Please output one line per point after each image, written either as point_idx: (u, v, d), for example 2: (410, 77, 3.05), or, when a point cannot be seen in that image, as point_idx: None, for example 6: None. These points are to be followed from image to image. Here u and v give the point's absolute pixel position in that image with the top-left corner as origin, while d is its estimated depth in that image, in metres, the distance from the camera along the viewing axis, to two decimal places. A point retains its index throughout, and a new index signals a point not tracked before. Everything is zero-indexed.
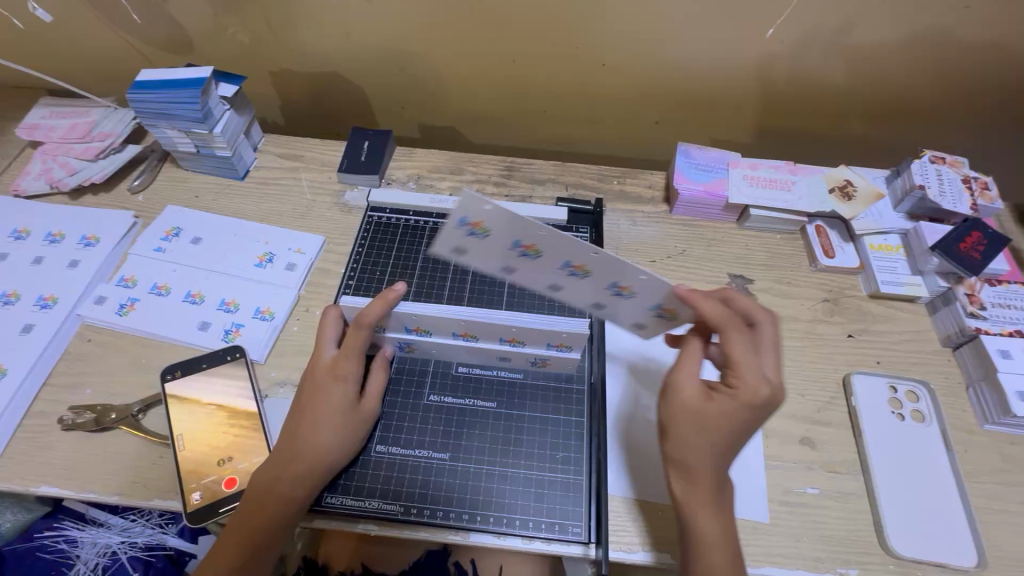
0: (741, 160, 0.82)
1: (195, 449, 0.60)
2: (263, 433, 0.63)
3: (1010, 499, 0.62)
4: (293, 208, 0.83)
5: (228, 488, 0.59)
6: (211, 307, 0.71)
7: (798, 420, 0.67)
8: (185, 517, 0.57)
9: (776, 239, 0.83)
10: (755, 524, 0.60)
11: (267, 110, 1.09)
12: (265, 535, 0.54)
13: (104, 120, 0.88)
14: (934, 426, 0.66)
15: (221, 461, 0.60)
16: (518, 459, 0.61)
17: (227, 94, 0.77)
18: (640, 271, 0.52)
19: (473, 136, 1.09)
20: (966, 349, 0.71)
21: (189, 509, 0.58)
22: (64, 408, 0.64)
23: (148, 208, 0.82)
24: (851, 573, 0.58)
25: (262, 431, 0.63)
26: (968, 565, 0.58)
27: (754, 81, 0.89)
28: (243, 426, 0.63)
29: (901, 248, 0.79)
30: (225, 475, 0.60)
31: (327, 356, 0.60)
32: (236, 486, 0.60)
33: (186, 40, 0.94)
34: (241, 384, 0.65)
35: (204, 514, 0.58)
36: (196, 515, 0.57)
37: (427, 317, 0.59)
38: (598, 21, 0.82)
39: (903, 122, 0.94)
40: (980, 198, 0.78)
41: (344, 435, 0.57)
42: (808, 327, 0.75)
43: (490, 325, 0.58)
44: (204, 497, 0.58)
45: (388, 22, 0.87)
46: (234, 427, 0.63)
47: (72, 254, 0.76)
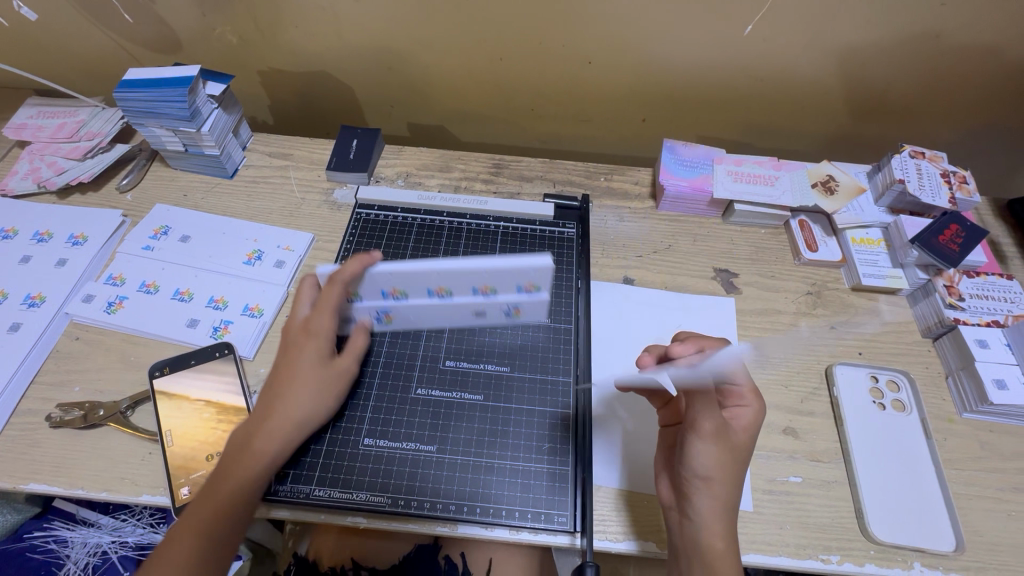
0: (726, 157, 0.83)
1: (184, 445, 0.61)
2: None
3: (988, 484, 0.64)
4: (282, 206, 0.83)
5: None
6: (200, 305, 0.72)
7: (782, 410, 0.68)
8: (173, 512, 0.58)
9: (760, 233, 0.84)
10: (739, 513, 0.61)
11: (256, 110, 1.09)
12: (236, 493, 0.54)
13: (92, 119, 0.88)
14: (914, 415, 0.67)
15: (210, 456, 0.61)
16: (504, 450, 0.62)
17: (214, 93, 0.77)
18: None
19: (462, 135, 1.10)
20: (946, 339, 0.72)
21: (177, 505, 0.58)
22: (53, 406, 0.64)
23: (136, 207, 0.82)
24: (834, 559, 0.59)
25: None
26: (947, 550, 0.59)
27: (739, 79, 0.90)
28: (231, 421, 0.63)
29: (882, 242, 0.80)
30: None
31: (302, 317, 0.63)
32: None
33: (174, 40, 0.95)
34: (230, 380, 0.65)
35: None
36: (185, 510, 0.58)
37: (402, 271, 0.62)
38: (584, 20, 0.83)
39: (885, 118, 0.95)
40: (959, 192, 0.79)
41: (315, 391, 0.59)
42: (792, 319, 0.76)
43: (460, 273, 0.60)
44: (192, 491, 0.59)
45: (376, 20, 0.87)
46: (223, 422, 0.63)
47: (60, 253, 0.76)
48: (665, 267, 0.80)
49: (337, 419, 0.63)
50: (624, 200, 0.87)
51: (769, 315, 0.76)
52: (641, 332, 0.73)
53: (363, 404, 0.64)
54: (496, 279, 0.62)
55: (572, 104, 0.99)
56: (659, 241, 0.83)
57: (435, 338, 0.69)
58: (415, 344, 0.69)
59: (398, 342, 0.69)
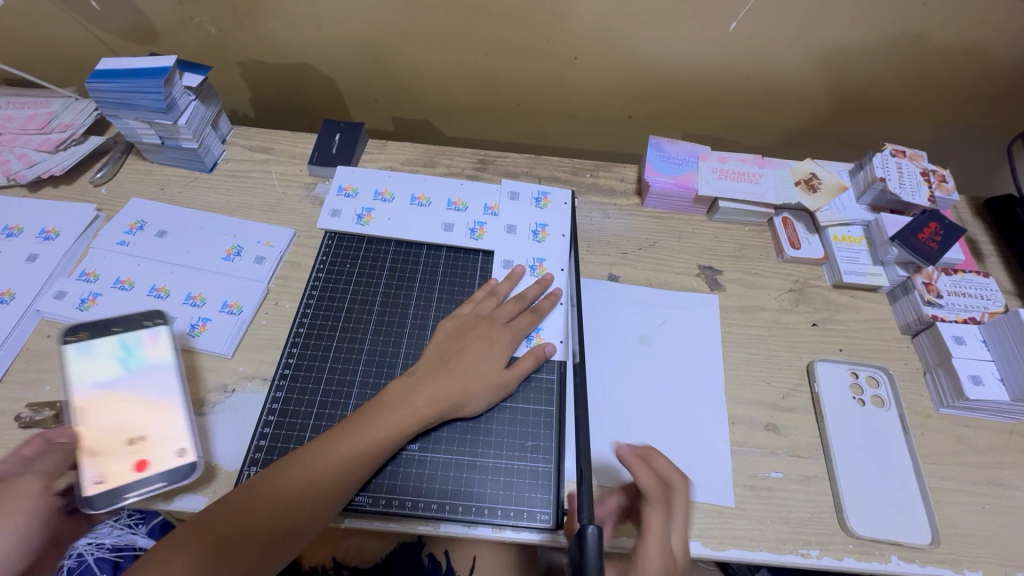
0: (711, 154, 0.84)
1: (99, 425, 0.57)
2: (178, 407, 0.59)
3: (963, 478, 0.65)
4: (263, 200, 0.82)
5: (138, 469, 0.55)
6: (177, 302, 0.70)
7: (764, 406, 0.69)
8: (79, 502, 0.53)
9: (744, 230, 0.85)
10: (721, 509, 0.61)
11: (236, 102, 1.07)
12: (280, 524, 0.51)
13: (65, 110, 0.86)
14: (893, 411, 0.68)
15: (131, 441, 0.57)
16: (487, 448, 0.61)
17: (191, 84, 0.76)
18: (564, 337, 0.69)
19: (447, 129, 1.08)
20: (924, 336, 0.73)
21: (89, 496, 0.54)
22: (23, 405, 0.62)
23: (111, 201, 0.80)
24: (813, 553, 0.59)
25: (179, 407, 0.59)
26: (923, 543, 0.60)
27: (724, 76, 0.90)
28: (158, 403, 0.59)
29: (864, 239, 0.81)
30: (133, 457, 0.56)
31: (492, 324, 0.66)
32: (149, 468, 0.56)
33: (150, 29, 0.92)
34: (160, 360, 0.61)
35: (111, 496, 0.54)
36: (100, 497, 0.54)
37: (399, 179, 0.81)
38: (569, 14, 0.83)
39: (867, 118, 0.96)
40: (938, 190, 0.80)
41: (484, 397, 0.61)
42: (775, 316, 0.76)
43: (444, 182, 0.81)
44: (104, 480, 0.55)
45: (359, 13, 0.86)
46: (148, 404, 0.59)
47: (31, 248, 0.74)
48: (649, 263, 0.80)
49: (319, 416, 0.63)
50: (610, 197, 0.87)
51: (752, 311, 0.77)
52: (624, 327, 0.73)
53: (345, 398, 0.64)
54: (468, 196, 0.80)
55: (559, 101, 0.99)
56: (644, 238, 0.83)
57: (418, 335, 0.69)
58: (397, 341, 0.68)
59: (381, 336, 0.69)
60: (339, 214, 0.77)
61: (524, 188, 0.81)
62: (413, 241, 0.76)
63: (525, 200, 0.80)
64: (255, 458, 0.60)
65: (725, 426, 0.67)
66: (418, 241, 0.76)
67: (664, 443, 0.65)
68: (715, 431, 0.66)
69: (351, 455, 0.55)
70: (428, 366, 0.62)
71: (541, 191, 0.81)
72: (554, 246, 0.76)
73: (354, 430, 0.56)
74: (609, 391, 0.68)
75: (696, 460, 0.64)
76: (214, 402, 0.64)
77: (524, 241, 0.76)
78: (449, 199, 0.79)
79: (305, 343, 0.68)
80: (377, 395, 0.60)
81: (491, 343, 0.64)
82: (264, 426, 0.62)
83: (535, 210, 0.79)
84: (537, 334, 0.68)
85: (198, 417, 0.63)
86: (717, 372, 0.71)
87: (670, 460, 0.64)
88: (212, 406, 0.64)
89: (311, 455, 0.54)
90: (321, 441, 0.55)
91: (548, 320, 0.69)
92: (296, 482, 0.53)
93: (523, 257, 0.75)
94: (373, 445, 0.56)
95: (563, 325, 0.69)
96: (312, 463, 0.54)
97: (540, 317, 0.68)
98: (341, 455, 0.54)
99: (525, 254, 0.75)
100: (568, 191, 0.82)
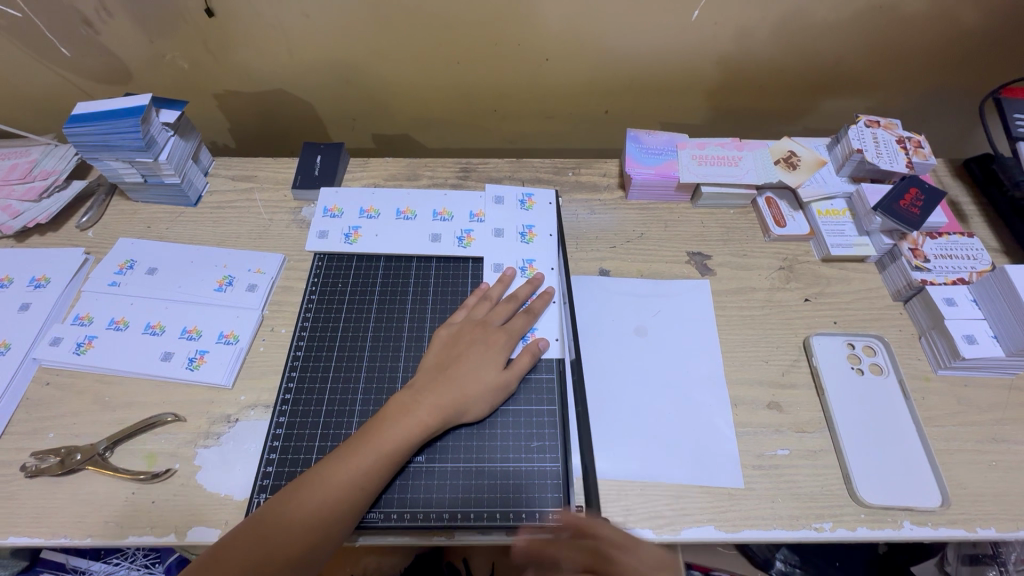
0: (689, 141, 0.85)
1: None
2: None
3: (967, 438, 0.65)
4: (251, 229, 0.82)
5: None
6: (174, 337, 0.70)
7: (764, 386, 0.69)
8: None
9: (729, 213, 0.86)
10: (731, 491, 0.61)
11: (216, 134, 1.08)
12: (297, 547, 0.51)
13: (45, 158, 0.86)
14: (892, 377, 0.69)
15: None
16: (494, 453, 0.61)
17: (169, 120, 0.76)
18: (560, 334, 0.69)
19: (427, 140, 1.09)
20: (916, 301, 0.74)
21: None
22: (27, 455, 0.62)
23: (99, 243, 0.81)
24: (826, 526, 0.59)
25: None
26: (934, 505, 0.60)
27: (694, 64, 0.91)
28: None
29: (847, 211, 0.82)
30: None
31: (486, 327, 0.66)
32: None
33: (123, 70, 0.93)
34: None
35: None
36: None
37: (383, 194, 0.81)
38: (536, 17, 0.84)
39: (840, 91, 0.97)
40: (916, 156, 0.81)
41: (485, 400, 0.62)
42: (767, 295, 0.77)
43: (428, 194, 0.81)
44: None
45: (328, 34, 0.87)
46: None
47: (22, 297, 0.74)
48: (639, 255, 0.81)
49: (324, 437, 0.63)
50: (594, 193, 0.88)
51: (744, 293, 0.77)
52: (619, 320, 0.74)
53: (347, 417, 0.64)
54: (453, 206, 0.80)
55: (535, 103, 0.99)
56: (631, 230, 0.83)
57: (415, 346, 0.69)
58: (395, 355, 0.69)
59: (379, 351, 0.69)
60: (327, 235, 0.77)
61: (506, 191, 0.82)
62: (402, 255, 0.76)
63: (509, 203, 0.80)
64: (263, 485, 0.60)
65: (728, 408, 0.67)
66: (407, 254, 0.76)
67: (670, 430, 0.65)
68: (718, 414, 0.67)
69: (359, 472, 0.55)
70: (428, 375, 0.62)
71: (524, 193, 0.82)
72: (542, 245, 0.76)
73: (360, 447, 0.56)
74: (609, 384, 0.68)
75: (702, 442, 0.64)
76: (219, 433, 0.64)
77: (512, 244, 0.77)
78: (434, 209, 0.80)
79: (304, 365, 0.68)
80: (381, 409, 0.60)
81: (488, 345, 0.64)
82: (270, 452, 0.62)
83: (519, 211, 0.80)
84: (532, 334, 0.69)
85: (204, 449, 0.63)
86: (716, 356, 0.71)
87: (677, 449, 0.64)
88: (218, 437, 0.64)
89: (319, 476, 0.54)
90: (329, 462, 0.56)
91: (542, 319, 0.70)
92: (309, 504, 0.53)
93: (513, 259, 0.75)
94: (380, 459, 0.56)
95: (558, 322, 0.70)
96: (322, 484, 0.54)
97: (534, 318, 0.69)
98: (351, 473, 0.55)
99: (514, 256, 0.75)
100: (550, 190, 0.83)
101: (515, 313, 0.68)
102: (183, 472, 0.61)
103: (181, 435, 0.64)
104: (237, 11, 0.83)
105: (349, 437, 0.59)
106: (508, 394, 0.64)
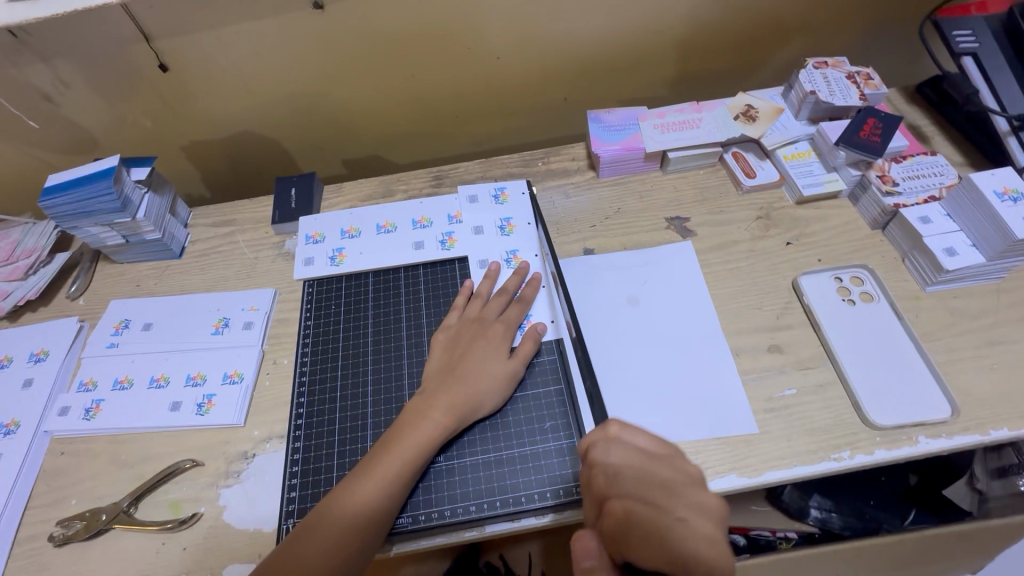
0: (648, 113, 0.87)
1: None
2: None
3: (965, 346, 0.67)
4: (238, 269, 0.83)
5: None
6: (179, 385, 0.71)
7: (763, 331, 0.70)
8: None
9: (700, 174, 0.87)
10: (748, 437, 0.62)
11: (191, 186, 1.09)
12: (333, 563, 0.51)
13: (26, 236, 0.86)
14: (883, 302, 0.70)
15: None
16: (510, 439, 0.62)
17: (140, 177, 0.78)
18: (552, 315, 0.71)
19: (396, 157, 1.10)
20: (893, 225, 0.75)
21: None
22: (53, 525, 0.63)
23: (92, 310, 0.81)
24: (844, 454, 0.60)
25: None
26: (945, 416, 0.62)
27: (640, 39, 0.94)
28: None
29: (812, 152, 0.84)
30: None
31: (484, 322, 0.67)
32: None
33: (89, 138, 0.94)
34: None
35: None
36: None
37: (361, 213, 0.83)
38: (479, 17, 0.86)
39: (785, 41, 1.00)
40: (867, 87, 0.84)
41: (495, 391, 0.62)
42: (750, 245, 0.79)
43: (405, 205, 0.83)
44: None
45: (282, 69, 0.88)
46: None
47: (24, 373, 0.75)
48: (619, 229, 0.82)
49: (341, 454, 0.64)
50: (566, 177, 0.89)
51: (727, 247, 0.79)
52: (610, 293, 0.75)
53: (361, 432, 0.65)
54: (430, 212, 0.82)
55: (494, 102, 1.01)
56: (608, 207, 0.85)
57: (417, 353, 0.70)
58: (398, 364, 0.69)
59: (382, 363, 0.70)
60: (312, 261, 0.79)
61: (480, 189, 0.83)
62: (389, 267, 0.78)
63: (484, 200, 0.82)
64: (290, 509, 0.61)
65: (731, 358, 0.68)
66: (394, 266, 0.78)
67: (677, 389, 0.66)
68: (722, 366, 0.68)
69: (384, 480, 0.55)
70: (436, 377, 0.63)
71: (497, 187, 0.83)
72: (522, 234, 0.78)
73: (381, 457, 0.57)
74: (610, 355, 0.69)
75: (711, 395, 0.65)
76: (239, 470, 0.64)
77: (494, 238, 0.78)
78: (413, 219, 0.81)
79: (311, 390, 0.69)
80: (397, 419, 0.61)
81: (488, 338, 0.65)
82: (291, 478, 0.63)
83: (495, 206, 0.82)
84: (528, 320, 0.70)
85: (226, 489, 0.63)
86: (710, 312, 0.72)
87: (687, 405, 0.65)
88: (238, 474, 0.64)
89: (345, 492, 0.55)
90: (353, 477, 0.56)
91: (536, 305, 0.71)
92: (339, 519, 0.53)
93: (496, 253, 0.77)
94: (403, 465, 0.57)
95: (550, 304, 0.71)
96: (350, 499, 0.54)
97: (527, 305, 0.70)
98: (376, 483, 0.55)
99: (498, 249, 0.77)
100: (522, 181, 0.84)
101: (510, 304, 0.69)
102: (209, 514, 0.62)
103: (201, 479, 0.64)
104: (189, 62, 0.85)
105: (369, 451, 0.59)
106: (516, 382, 0.65)
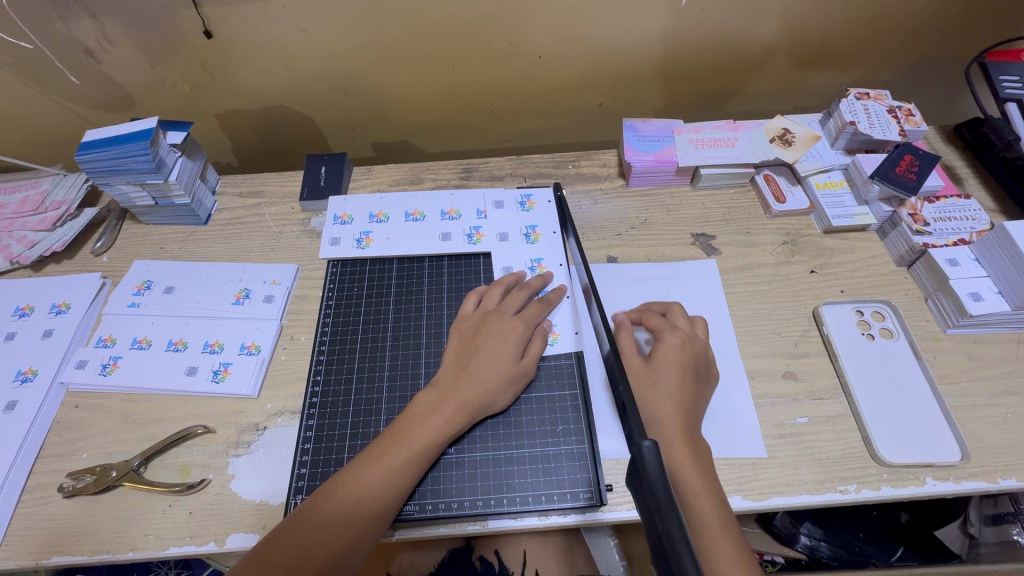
0: (684, 126, 0.87)
1: None
2: None
3: (981, 393, 0.66)
4: (262, 242, 0.84)
5: None
6: (197, 351, 0.71)
7: (778, 356, 0.70)
8: None
9: (730, 193, 0.87)
10: (755, 461, 0.63)
11: (219, 153, 1.10)
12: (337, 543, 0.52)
13: (56, 188, 0.87)
14: (902, 340, 0.71)
15: None
16: (521, 439, 0.63)
17: (176, 141, 0.78)
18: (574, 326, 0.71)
19: (426, 145, 1.11)
20: (920, 264, 0.75)
21: None
22: (64, 476, 0.64)
23: (115, 267, 0.82)
24: (851, 488, 0.61)
25: None
26: (955, 460, 0.62)
27: (682, 52, 0.93)
28: None
29: (845, 182, 0.84)
30: None
31: (501, 315, 0.67)
32: None
33: (126, 95, 0.95)
34: None
35: None
36: None
37: (391, 198, 0.84)
38: (526, 14, 0.85)
39: (827, 67, 0.99)
40: (907, 123, 0.83)
41: (506, 388, 0.63)
42: (773, 269, 0.78)
43: (436, 195, 0.84)
44: None
45: (324, 48, 0.88)
46: None
47: (45, 324, 0.75)
48: (645, 240, 0.82)
49: (353, 436, 0.64)
50: (595, 182, 0.89)
51: (751, 269, 0.79)
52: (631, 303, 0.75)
53: (375, 417, 0.66)
54: (459, 204, 0.82)
55: (530, 100, 1.01)
56: (635, 216, 0.85)
57: (434, 344, 0.71)
58: (415, 354, 0.70)
59: (399, 353, 0.70)
60: (338, 241, 0.80)
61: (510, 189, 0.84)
62: (414, 256, 0.78)
63: (513, 203, 0.83)
64: (299, 486, 0.61)
65: (745, 381, 0.69)
66: (419, 255, 0.78)
67: None
68: (736, 388, 0.68)
69: (394, 466, 0.56)
70: (450, 368, 0.63)
71: (523, 195, 0.84)
72: (547, 244, 0.78)
73: (391, 445, 0.57)
74: None
75: (722, 415, 0.66)
76: (249, 441, 0.65)
77: (519, 246, 0.78)
78: (442, 210, 0.82)
79: (328, 370, 0.69)
80: (407, 407, 0.62)
81: (505, 335, 0.65)
82: (303, 456, 0.63)
83: (524, 209, 0.82)
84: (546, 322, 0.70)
85: (236, 458, 0.64)
86: (727, 331, 0.73)
87: None
88: (248, 445, 0.65)
89: (354, 475, 0.55)
90: (363, 459, 0.57)
91: (556, 310, 0.71)
92: (346, 500, 0.54)
93: (520, 261, 0.77)
94: (413, 453, 0.57)
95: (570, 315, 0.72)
96: (357, 482, 0.55)
97: (548, 307, 0.70)
98: (384, 471, 0.56)
99: (521, 258, 0.77)
100: (552, 186, 0.85)
101: (528, 303, 0.69)
102: (218, 481, 0.62)
103: (212, 446, 0.65)
104: (233, 32, 0.85)
105: (380, 436, 0.60)
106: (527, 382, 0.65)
